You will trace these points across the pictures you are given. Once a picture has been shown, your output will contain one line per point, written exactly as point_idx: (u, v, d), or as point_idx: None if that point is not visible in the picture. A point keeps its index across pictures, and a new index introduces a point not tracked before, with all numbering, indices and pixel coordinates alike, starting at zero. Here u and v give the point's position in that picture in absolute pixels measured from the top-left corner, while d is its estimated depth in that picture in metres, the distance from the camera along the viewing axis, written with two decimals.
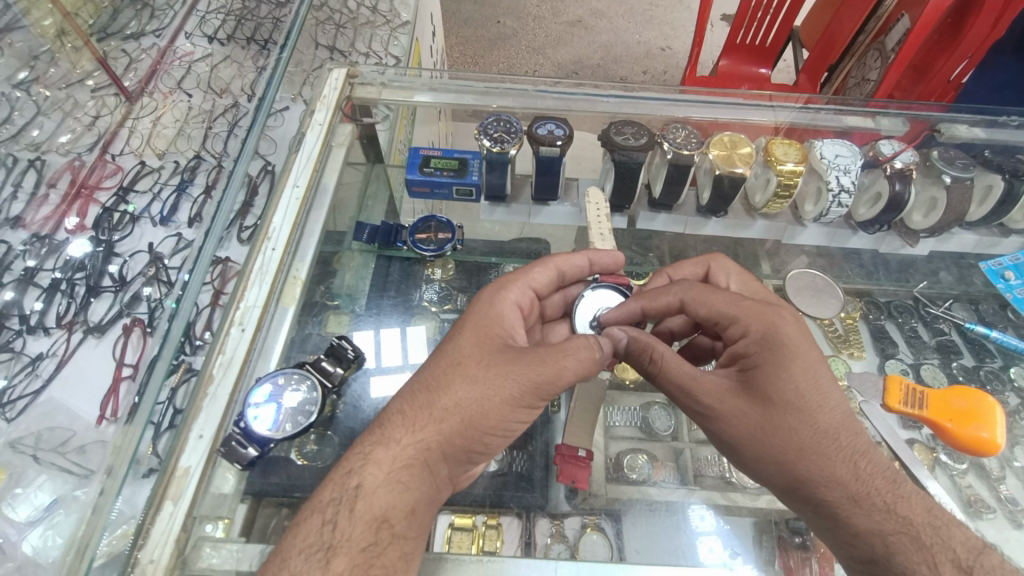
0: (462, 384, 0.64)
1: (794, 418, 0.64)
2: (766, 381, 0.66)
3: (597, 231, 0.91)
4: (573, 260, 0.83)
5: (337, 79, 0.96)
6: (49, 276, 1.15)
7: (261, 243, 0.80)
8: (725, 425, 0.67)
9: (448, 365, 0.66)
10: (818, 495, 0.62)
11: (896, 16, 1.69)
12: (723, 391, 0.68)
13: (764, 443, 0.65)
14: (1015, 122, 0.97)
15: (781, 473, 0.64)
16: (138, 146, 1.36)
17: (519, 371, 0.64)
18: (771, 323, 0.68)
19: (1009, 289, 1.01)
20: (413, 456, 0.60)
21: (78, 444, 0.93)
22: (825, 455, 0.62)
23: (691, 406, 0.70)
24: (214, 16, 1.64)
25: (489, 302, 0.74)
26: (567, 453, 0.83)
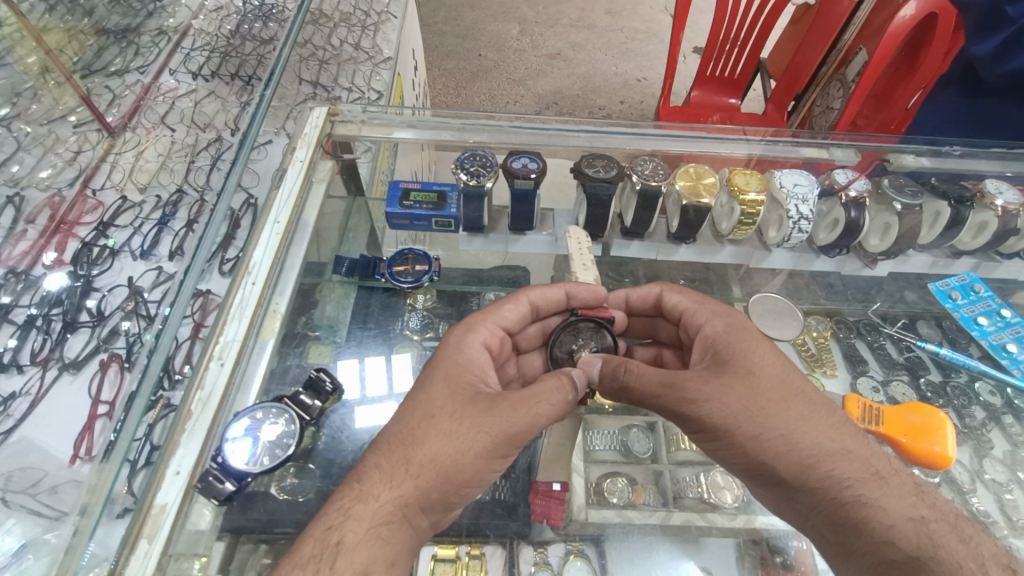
0: (437, 438, 0.65)
1: (791, 399, 0.69)
2: (757, 367, 0.71)
3: (579, 261, 0.92)
4: (546, 295, 0.84)
5: (318, 117, 0.99)
6: (24, 312, 1.13)
7: (242, 276, 0.81)
8: (731, 418, 0.67)
9: (422, 417, 0.67)
10: (839, 474, 0.64)
11: (855, 51, 1.79)
12: (725, 384, 0.69)
13: (774, 427, 0.66)
14: (958, 152, 1.05)
15: (799, 458, 0.65)
16: (120, 181, 1.37)
17: (490, 421, 0.65)
18: (739, 321, 0.78)
19: (957, 308, 1.06)
20: (392, 512, 0.61)
21: (50, 485, 0.91)
22: (826, 433, 0.67)
23: (685, 407, 0.69)
24: (199, 53, 1.67)
25: (455, 348, 0.76)
26: (542, 489, 0.82)
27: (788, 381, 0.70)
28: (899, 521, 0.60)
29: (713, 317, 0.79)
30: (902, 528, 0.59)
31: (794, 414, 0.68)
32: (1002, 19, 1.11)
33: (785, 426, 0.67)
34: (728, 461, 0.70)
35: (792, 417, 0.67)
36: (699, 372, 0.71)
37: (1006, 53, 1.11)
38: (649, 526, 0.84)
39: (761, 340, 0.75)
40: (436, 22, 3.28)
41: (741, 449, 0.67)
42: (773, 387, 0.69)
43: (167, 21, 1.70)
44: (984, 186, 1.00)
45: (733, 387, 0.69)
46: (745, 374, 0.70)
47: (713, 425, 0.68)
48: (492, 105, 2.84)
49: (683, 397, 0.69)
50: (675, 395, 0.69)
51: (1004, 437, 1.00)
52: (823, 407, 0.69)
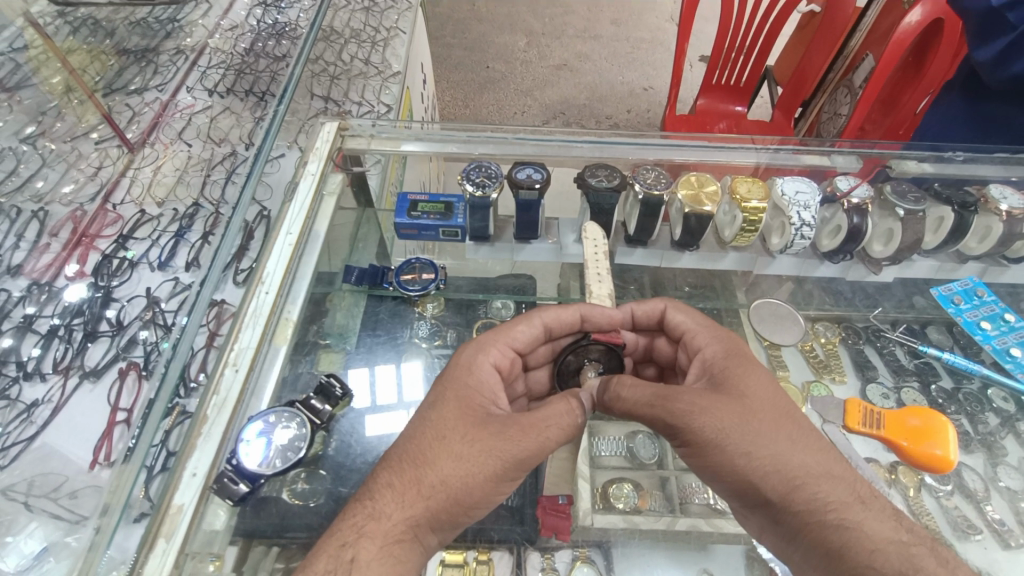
0: (448, 461, 0.66)
1: (782, 422, 0.69)
2: (748, 389, 0.72)
3: (594, 274, 0.93)
4: (558, 314, 0.85)
5: (329, 132, 1.02)
6: (47, 322, 1.18)
7: (256, 286, 0.84)
8: (723, 433, 0.67)
9: (433, 438, 0.68)
10: (825, 497, 0.64)
11: (861, 57, 1.85)
12: (717, 402, 0.69)
13: (765, 446, 0.66)
14: (960, 157, 1.05)
15: (788, 478, 0.65)
16: (138, 196, 1.42)
17: (495, 445, 0.67)
18: (734, 348, 0.79)
19: (959, 313, 1.04)
20: (404, 531, 0.63)
21: (71, 489, 0.93)
22: (814, 456, 0.67)
23: (677, 420, 0.68)
24: (215, 71, 1.72)
25: (468, 369, 0.77)
26: (549, 505, 0.83)
27: (780, 404, 0.71)
28: (881, 545, 0.61)
29: (711, 343, 0.80)
30: (884, 551, 0.60)
31: (784, 436, 0.68)
32: (1002, 25, 1.12)
33: (775, 446, 0.67)
34: (718, 479, 0.68)
35: (782, 438, 0.68)
36: (692, 389, 0.71)
37: (1006, 59, 1.11)
38: (657, 531, 0.83)
39: (755, 364, 0.76)
40: (443, 36, 3.35)
41: (732, 468, 0.66)
42: (766, 409, 0.70)
43: (185, 40, 1.76)
44: (987, 191, 1.00)
45: (724, 405, 0.69)
46: (737, 395, 0.71)
47: (705, 441, 0.67)
48: (500, 116, 2.88)
49: (675, 410, 0.69)
50: (666, 407, 0.69)
51: (1019, 443, 0.98)
52: (812, 431, 0.70)
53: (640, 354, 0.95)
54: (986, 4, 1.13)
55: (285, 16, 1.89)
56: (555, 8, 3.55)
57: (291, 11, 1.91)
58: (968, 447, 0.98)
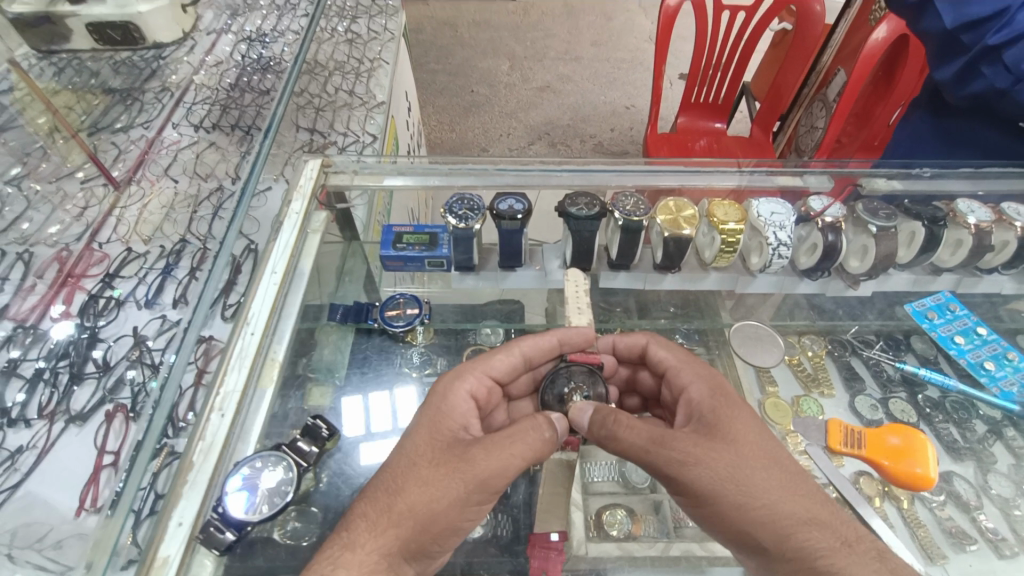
0: (416, 486, 0.66)
1: (772, 467, 0.70)
2: (739, 434, 0.72)
3: (574, 306, 0.95)
4: (539, 342, 0.86)
5: (312, 169, 1.03)
6: (32, 365, 1.16)
7: (241, 327, 0.84)
8: (716, 484, 0.68)
9: (405, 467, 0.69)
10: (813, 543, 0.64)
11: (833, 72, 1.92)
12: (708, 448, 0.70)
13: (756, 495, 0.67)
14: (928, 173, 1.08)
15: (777, 526, 0.66)
16: (125, 233, 1.42)
17: (459, 467, 0.67)
18: (720, 385, 0.80)
19: (934, 328, 1.07)
20: (377, 561, 0.62)
21: (56, 539, 0.91)
22: (802, 501, 0.68)
23: (672, 468, 0.70)
24: (200, 106, 1.73)
25: (443, 395, 0.78)
26: (540, 540, 0.82)
27: (769, 448, 0.72)
28: None
29: (696, 381, 0.81)
30: None
31: (775, 483, 0.68)
32: (959, 47, 1.15)
33: (766, 495, 0.67)
34: (713, 526, 0.70)
35: (773, 485, 0.68)
36: (687, 435, 0.72)
37: (965, 78, 1.16)
38: (650, 558, 0.83)
39: (741, 404, 0.77)
40: (427, 62, 3.41)
41: (725, 517, 0.68)
42: (756, 454, 0.70)
43: (170, 78, 1.78)
44: (956, 206, 1.03)
45: (715, 453, 0.70)
46: (728, 441, 0.71)
47: (699, 490, 0.68)
48: (486, 139, 2.94)
49: (669, 458, 0.70)
50: (660, 453, 0.70)
51: (1006, 450, 1.01)
52: (799, 473, 0.71)
53: (623, 385, 0.97)
54: (943, 27, 1.16)
55: (269, 50, 1.89)
56: (536, 32, 3.63)
57: (276, 44, 1.91)
58: (959, 456, 0.99)
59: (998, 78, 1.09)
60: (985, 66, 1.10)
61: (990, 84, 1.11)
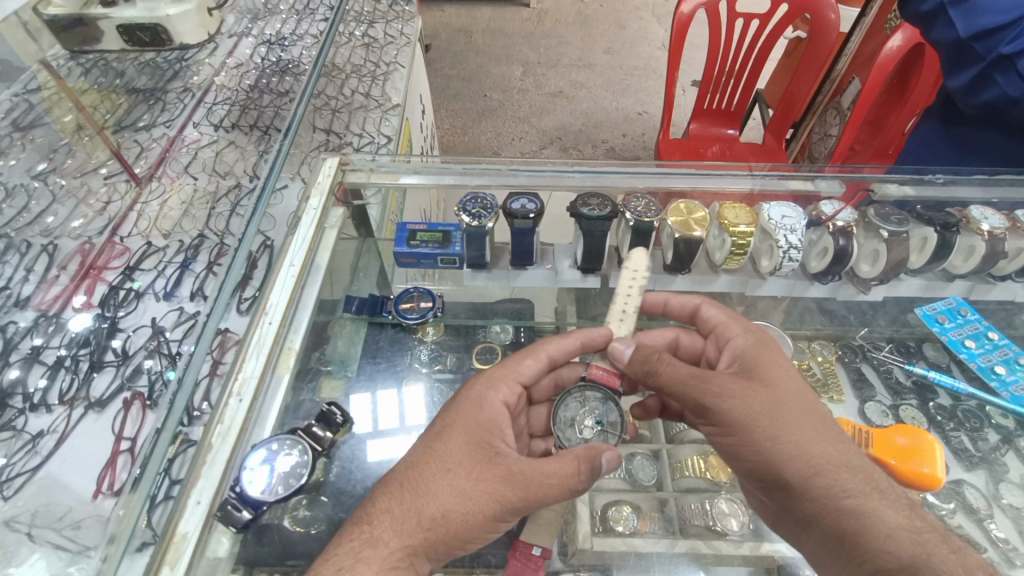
0: (449, 493, 0.67)
1: (809, 412, 0.71)
2: (780, 380, 0.74)
3: (617, 312, 0.90)
4: (567, 344, 0.85)
5: (330, 167, 1.06)
6: (54, 353, 1.20)
7: (259, 317, 0.86)
8: (751, 417, 0.69)
9: (438, 469, 0.69)
10: (843, 484, 0.66)
11: (848, 80, 1.92)
12: (747, 387, 0.71)
13: (789, 433, 0.68)
14: (941, 180, 1.08)
15: (808, 464, 0.67)
16: (145, 228, 1.45)
17: (495, 487, 0.68)
18: (767, 339, 0.81)
19: (944, 332, 1.06)
20: (401, 558, 0.64)
21: (73, 520, 0.94)
22: (836, 447, 0.69)
23: (708, 399, 0.70)
24: (221, 107, 1.77)
25: (479, 405, 0.76)
26: (522, 549, 0.81)
27: (809, 396, 0.73)
28: (895, 531, 0.62)
29: (743, 333, 0.83)
30: (898, 537, 0.62)
31: (811, 427, 0.70)
32: (972, 54, 1.15)
33: (800, 435, 0.69)
34: (739, 460, 0.71)
35: (808, 428, 0.69)
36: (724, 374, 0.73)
37: (977, 88, 1.16)
38: (657, 554, 0.85)
39: (780, 354, 0.78)
40: (442, 67, 3.46)
41: (755, 452, 0.69)
42: (795, 399, 0.71)
43: (191, 79, 1.82)
44: (969, 213, 1.03)
45: (754, 391, 0.71)
46: (768, 383, 0.72)
47: (732, 423, 0.69)
48: (498, 143, 2.96)
49: (706, 390, 0.71)
50: (700, 385, 0.71)
51: (1018, 459, 1.00)
52: (834, 423, 0.72)
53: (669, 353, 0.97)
54: (955, 36, 1.16)
55: (289, 53, 1.93)
56: (549, 39, 3.66)
57: (295, 49, 1.96)
58: (970, 465, 0.99)
59: (1011, 86, 1.08)
60: (999, 74, 1.09)
61: (1003, 91, 1.11)
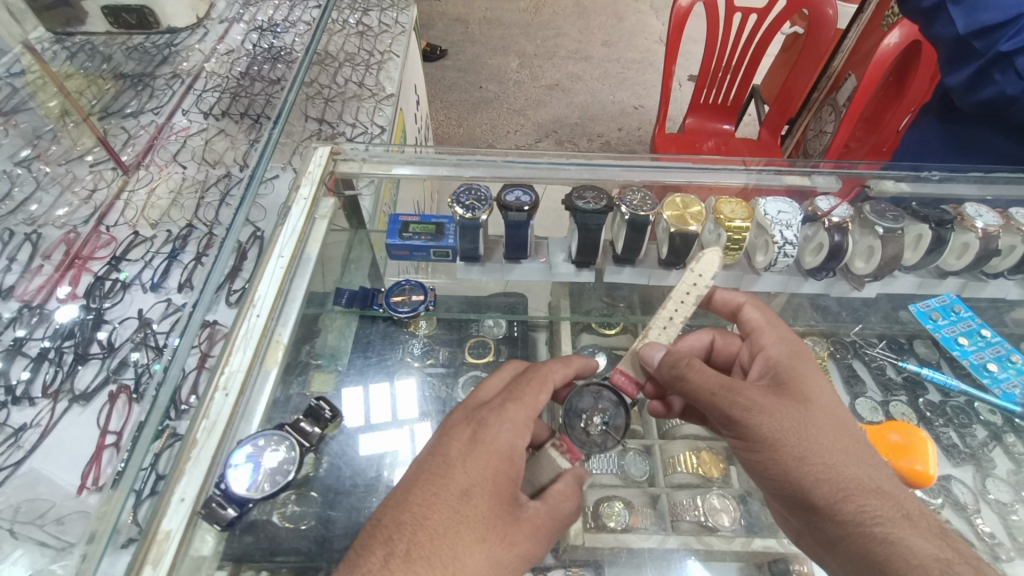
0: (484, 562, 0.61)
1: (840, 431, 0.69)
2: (813, 397, 0.72)
3: (659, 321, 0.86)
4: (564, 370, 0.81)
5: (321, 156, 1.03)
6: (37, 344, 1.17)
7: (247, 309, 0.84)
8: (780, 434, 0.68)
9: (472, 540, 0.61)
10: (870, 510, 0.64)
11: (845, 76, 1.92)
12: (777, 403, 0.70)
13: (819, 453, 0.67)
14: (936, 177, 1.08)
15: (836, 486, 0.65)
16: (132, 217, 1.42)
17: (526, 548, 0.65)
18: (802, 351, 0.80)
19: (937, 329, 1.05)
20: None
21: (56, 516, 0.92)
22: (867, 471, 0.67)
23: (737, 413, 0.69)
24: (210, 94, 1.74)
25: (504, 457, 0.68)
26: None
27: (842, 415, 0.71)
28: (927, 561, 0.59)
29: (778, 342, 0.81)
30: (930, 568, 0.58)
31: (842, 448, 0.68)
32: (972, 51, 1.14)
33: (829, 456, 0.67)
34: (765, 477, 0.70)
35: (838, 448, 0.68)
36: (755, 387, 0.72)
37: (976, 84, 1.15)
38: (647, 549, 0.85)
39: (815, 370, 0.77)
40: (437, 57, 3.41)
41: (783, 469, 0.68)
42: (828, 418, 0.70)
43: (181, 64, 1.78)
44: (963, 210, 1.03)
45: (783, 408, 0.70)
46: (800, 399, 0.71)
47: (759, 437, 0.69)
48: (493, 136, 2.94)
49: (733, 403, 0.70)
50: (729, 398, 0.70)
51: (1005, 455, 1.01)
52: (866, 445, 0.70)
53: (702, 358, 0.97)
54: (955, 32, 1.16)
55: (281, 41, 1.89)
56: (546, 30, 3.63)
57: (287, 35, 1.92)
58: (957, 461, 1.00)
59: (1009, 85, 1.09)
60: (997, 72, 1.09)
61: (1001, 90, 1.11)
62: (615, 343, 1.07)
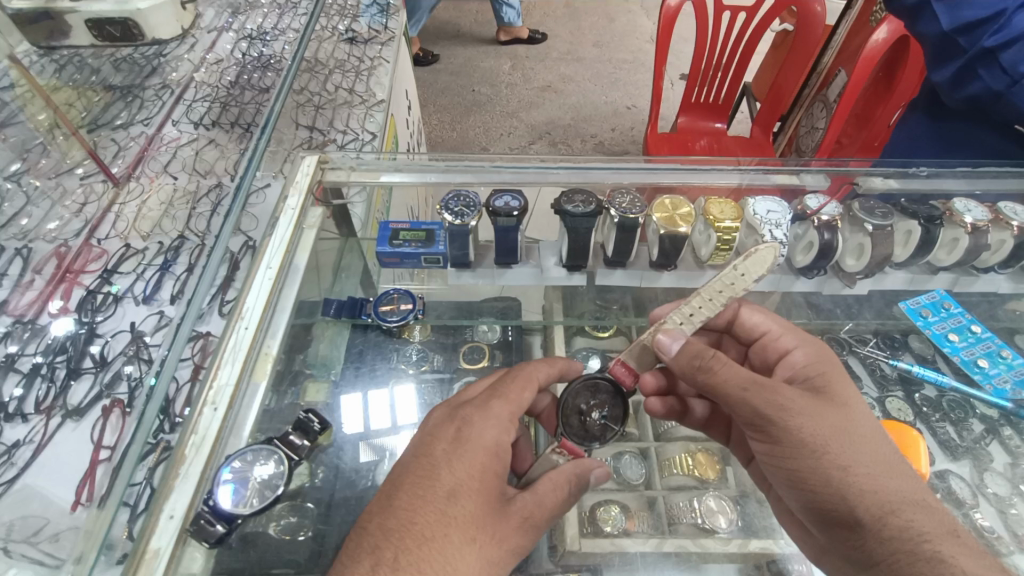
0: (477, 561, 0.61)
1: (880, 442, 0.69)
2: (852, 404, 0.72)
3: (677, 317, 0.84)
4: (547, 370, 0.82)
5: (309, 165, 1.03)
6: (29, 360, 1.17)
7: (236, 322, 0.84)
8: (823, 441, 0.67)
9: (462, 540, 0.62)
10: (915, 525, 0.64)
11: (834, 73, 1.92)
12: (818, 410, 0.70)
13: (863, 464, 0.67)
14: (925, 172, 1.08)
15: (880, 499, 0.65)
16: (123, 229, 1.41)
17: (517, 541, 0.66)
18: (827, 353, 0.81)
19: (928, 326, 1.07)
20: None
21: (52, 533, 0.92)
22: (908, 484, 0.67)
23: (779, 417, 0.68)
24: (200, 103, 1.73)
25: (490, 454, 0.68)
26: None
27: (880, 426, 0.71)
28: None
29: (801, 346, 0.83)
30: None
31: (882, 459, 0.68)
32: (956, 48, 1.15)
33: (872, 467, 0.67)
34: (805, 487, 0.69)
35: (880, 459, 0.68)
36: (793, 389, 0.72)
37: (962, 81, 1.16)
38: (642, 553, 0.85)
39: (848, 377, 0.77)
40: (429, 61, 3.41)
41: (826, 478, 0.67)
42: (867, 427, 0.70)
43: (170, 75, 1.77)
44: (953, 205, 1.03)
45: (825, 415, 0.69)
46: (839, 407, 0.71)
47: (801, 444, 0.68)
48: (487, 139, 2.94)
49: (772, 403, 0.69)
50: (771, 402, 0.69)
51: (1003, 449, 1.01)
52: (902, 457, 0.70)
53: None
54: (939, 29, 1.16)
55: (270, 48, 1.89)
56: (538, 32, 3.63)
57: (276, 43, 1.91)
58: (954, 455, 1.00)
59: (994, 81, 1.09)
60: (982, 69, 1.10)
61: (986, 86, 1.11)
62: (610, 345, 1.07)
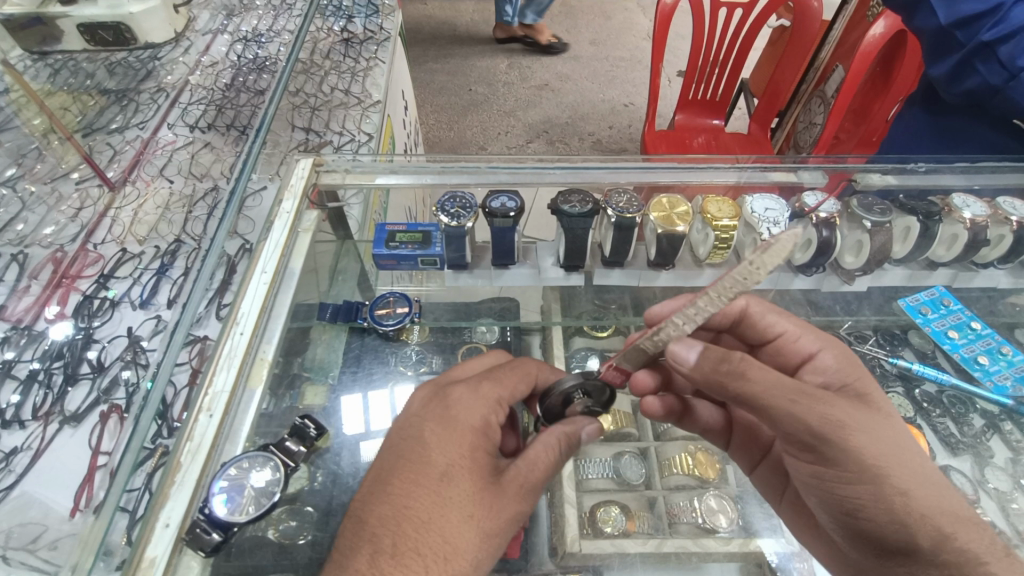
0: (474, 536, 0.62)
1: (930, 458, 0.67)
2: (896, 417, 0.69)
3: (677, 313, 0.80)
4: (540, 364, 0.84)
5: (304, 168, 1.03)
6: (26, 366, 1.16)
7: (231, 327, 0.83)
8: (883, 461, 0.63)
9: (458, 517, 0.62)
10: (974, 549, 0.61)
11: (832, 68, 1.92)
12: (874, 426, 0.65)
13: (920, 483, 0.63)
14: (923, 168, 1.07)
15: (939, 522, 0.62)
16: (119, 234, 1.41)
17: (515, 512, 0.66)
18: (853, 355, 0.79)
19: (927, 322, 1.07)
20: None
21: (51, 540, 0.91)
22: (959, 502, 0.64)
23: (838, 436, 0.63)
24: (196, 107, 1.73)
25: (477, 430, 0.69)
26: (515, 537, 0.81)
27: None
28: None
29: (826, 348, 0.81)
30: None
31: (935, 477, 0.65)
32: (953, 43, 1.14)
33: (929, 487, 0.64)
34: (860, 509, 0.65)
35: (933, 477, 0.65)
36: (843, 401, 0.67)
37: (959, 76, 1.15)
38: (642, 553, 0.84)
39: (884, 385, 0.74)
40: (425, 61, 3.40)
41: (885, 501, 0.63)
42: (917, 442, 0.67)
43: (164, 78, 1.77)
44: (951, 201, 1.03)
45: (880, 432, 0.65)
46: (888, 421, 0.68)
47: (861, 465, 0.63)
48: (484, 138, 2.94)
49: (829, 419, 0.64)
50: (831, 420, 0.64)
51: (1003, 443, 1.00)
52: None
53: None
54: (937, 23, 1.15)
55: (265, 50, 1.88)
56: None
57: (272, 45, 1.90)
58: (954, 450, 0.99)
59: (991, 75, 1.09)
60: (980, 63, 1.09)
61: (984, 80, 1.11)
62: (606, 346, 1.06)
